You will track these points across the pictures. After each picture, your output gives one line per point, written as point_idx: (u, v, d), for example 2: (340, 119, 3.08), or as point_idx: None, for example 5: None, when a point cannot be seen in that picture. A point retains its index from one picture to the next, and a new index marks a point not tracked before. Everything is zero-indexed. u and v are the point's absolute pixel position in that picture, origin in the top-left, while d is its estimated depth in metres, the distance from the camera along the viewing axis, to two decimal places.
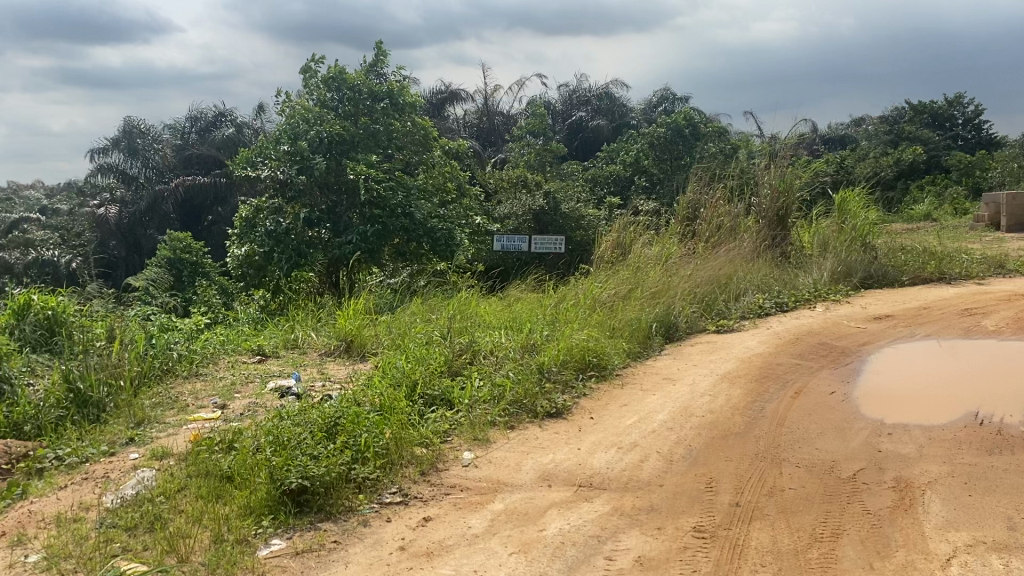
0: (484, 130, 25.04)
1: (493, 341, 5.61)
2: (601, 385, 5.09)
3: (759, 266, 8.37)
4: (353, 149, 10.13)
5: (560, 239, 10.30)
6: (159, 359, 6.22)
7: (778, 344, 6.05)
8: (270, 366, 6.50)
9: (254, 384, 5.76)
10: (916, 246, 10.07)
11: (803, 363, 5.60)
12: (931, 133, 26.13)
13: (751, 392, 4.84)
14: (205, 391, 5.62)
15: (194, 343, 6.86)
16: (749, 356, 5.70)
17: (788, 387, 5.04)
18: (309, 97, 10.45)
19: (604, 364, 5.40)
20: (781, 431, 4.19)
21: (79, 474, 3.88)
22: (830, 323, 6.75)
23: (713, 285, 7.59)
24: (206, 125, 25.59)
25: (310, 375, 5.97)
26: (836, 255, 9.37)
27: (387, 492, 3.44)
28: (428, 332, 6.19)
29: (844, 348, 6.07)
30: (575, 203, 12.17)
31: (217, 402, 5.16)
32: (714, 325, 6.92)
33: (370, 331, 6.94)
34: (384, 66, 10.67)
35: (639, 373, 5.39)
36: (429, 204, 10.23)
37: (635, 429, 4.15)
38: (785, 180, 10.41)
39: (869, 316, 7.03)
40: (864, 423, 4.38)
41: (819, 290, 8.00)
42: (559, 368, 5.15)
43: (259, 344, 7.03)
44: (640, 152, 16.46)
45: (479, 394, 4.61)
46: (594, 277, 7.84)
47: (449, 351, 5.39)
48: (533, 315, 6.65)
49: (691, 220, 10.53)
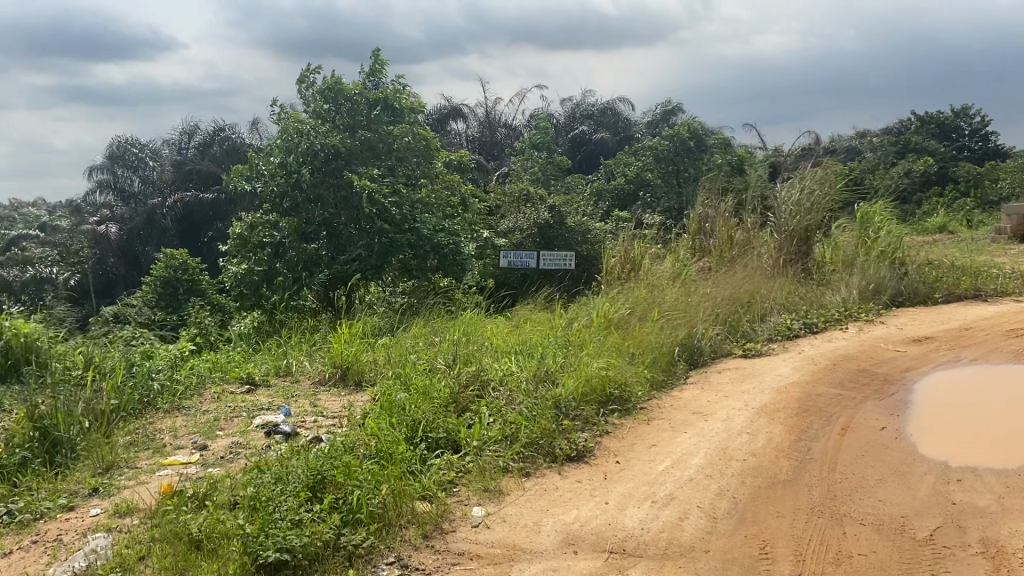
0: (485, 144, 24.60)
1: (503, 370, 5.09)
2: (625, 422, 4.57)
3: (783, 284, 7.85)
4: (351, 162, 9.62)
5: (571, 257, 9.85)
6: (140, 391, 5.71)
7: (814, 371, 5.52)
8: (260, 397, 5.97)
9: (240, 419, 5.24)
10: (943, 261, 9.54)
11: (845, 394, 5.07)
12: (938, 144, 25.68)
13: (793, 429, 4.32)
14: (186, 427, 5.09)
15: (178, 371, 6.33)
16: (784, 385, 5.17)
17: (834, 423, 4.51)
18: (304, 108, 9.99)
19: (626, 397, 4.88)
20: (835, 479, 3.67)
21: (30, 536, 3.36)
22: (867, 347, 6.21)
23: (735, 305, 7.07)
24: (204, 140, 25.16)
25: (302, 409, 5.45)
26: (862, 271, 8.85)
27: (383, 563, 2.95)
28: (431, 360, 5.68)
29: (886, 375, 5.53)
30: (582, 217, 11.74)
31: (197, 442, 4.63)
32: (740, 348, 6.39)
33: (369, 357, 6.43)
34: (382, 76, 10.22)
35: (666, 407, 4.86)
36: (434, 218, 9.69)
37: (668, 477, 3.63)
38: (805, 192, 9.90)
39: (908, 338, 6.49)
40: (928, 466, 3.85)
41: (849, 309, 7.47)
42: (577, 402, 4.62)
43: (248, 372, 6.51)
44: (645, 167, 15.96)
45: (489, 434, 4.09)
46: (607, 296, 7.32)
47: (454, 382, 4.86)
48: (545, 338, 6.13)
49: (705, 235, 9.99)
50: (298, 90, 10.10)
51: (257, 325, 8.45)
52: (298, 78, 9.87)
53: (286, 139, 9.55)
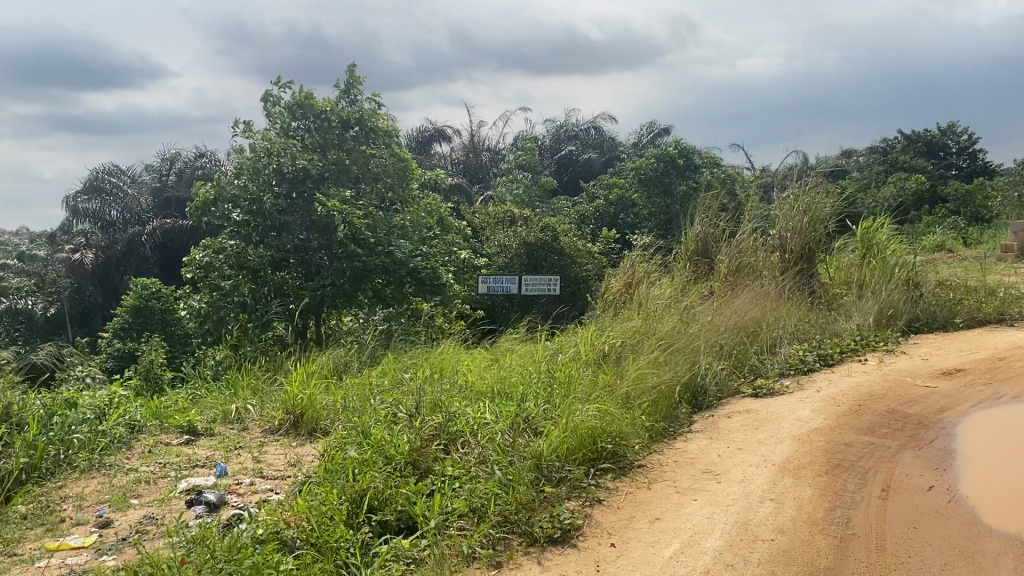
0: (471, 166, 23.95)
1: (476, 420, 4.33)
2: (621, 484, 3.79)
3: (792, 309, 7.09)
4: (323, 183, 8.79)
5: (556, 281, 9.10)
6: (53, 447, 4.89)
7: (838, 414, 4.74)
8: (197, 451, 5.18)
9: (165, 480, 4.44)
10: (957, 282, 8.89)
11: (878, 444, 4.30)
12: (926, 163, 25.30)
13: (825, 494, 3.55)
14: (100, 491, 4.29)
15: (105, 420, 5.49)
16: (805, 433, 4.40)
17: (871, 483, 3.73)
18: (270, 126, 9.19)
19: (621, 453, 4.11)
20: (887, 563, 2.91)
21: None
22: (893, 383, 5.46)
23: (741, 335, 6.31)
24: (183, 166, 24.51)
25: (240, 467, 4.69)
26: (876, 293, 8.18)
27: None
28: (394, 406, 4.88)
29: (920, 417, 4.77)
30: (573, 238, 11.11)
31: (102, 515, 3.82)
32: (750, 387, 5.65)
33: (326, 400, 5.66)
34: (359, 92, 9.48)
35: (668, 463, 4.08)
36: (410, 244, 8.87)
37: (679, 570, 2.86)
38: (815, 210, 9.16)
39: (937, 372, 5.74)
40: (998, 543, 3.08)
41: (865, 337, 6.73)
42: (564, 462, 3.86)
43: (189, 419, 5.71)
44: (630, 189, 15.30)
45: (453, 507, 3.34)
46: (600, 324, 6.55)
47: (415, 434, 4.07)
48: (526, 375, 5.37)
49: (703, 257, 9.31)
50: (265, 107, 9.24)
51: (231, 347, 7.59)
52: (263, 94, 9.04)
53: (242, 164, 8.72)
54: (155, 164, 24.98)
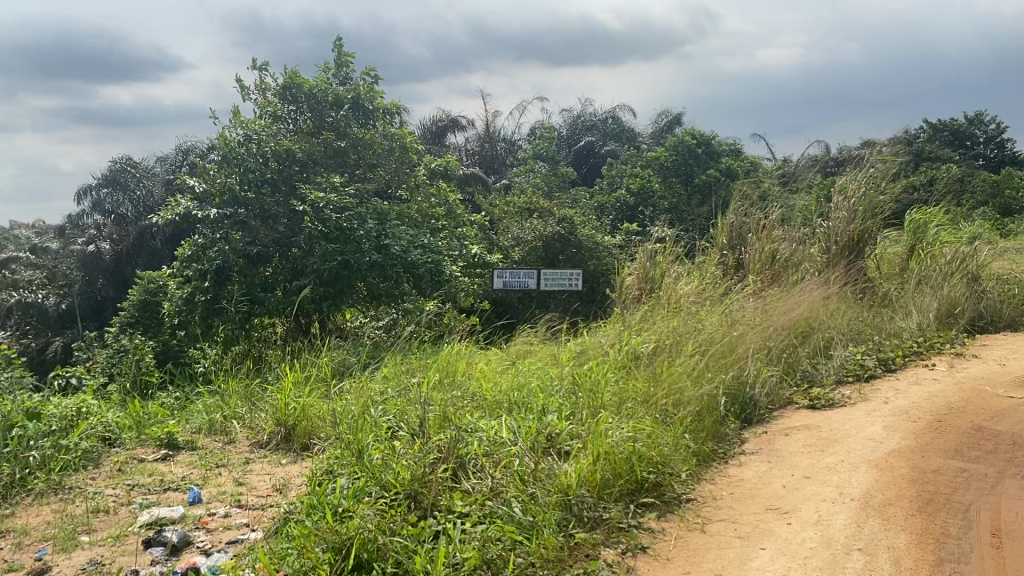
0: (486, 157, 23.21)
1: (491, 442, 3.66)
2: (669, 526, 3.12)
3: (844, 305, 6.34)
4: (310, 168, 8.31)
5: (577, 275, 8.45)
6: (5, 468, 4.25)
7: (916, 433, 4.02)
8: (171, 470, 4.53)
9: (129, 510, 3.79)
10: (1015, 275, 8.17)
11: (972, 470, 3.57)
12: (953, 152, 24.41)
13: (924, 542, 2.85)
14: (51, 523, 3.65)
15: (72, 433, 4.85)
16: (882, 457, 3.70)
17: (978, 526, 3.00)
18: (257, 113, 8.54)
19: (664, 484, 3.43)
20: None
21: None
22: (971, 393, 4.72)
23: (790, 336, 5.58)
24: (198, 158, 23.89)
25: (218, 491, 4.06)
26: (935, 288, 7.47)
27: None
28: (396, 423, 4.21)
29: (1014, 436, 4.01)
30: (592, 230, 10.46)
31: (43, 560, 3.17)
32: (805, 398, 4.94)
33: (321, 409, 5.01)
34: (351, 70, 8.82)
35: (723, 497, 3.39)
36: (411, 234, 8.23)
37: None
38: (867, 198, 8.36)
39: (1017, 380, 4.99)
40: None
41: (927, 338, 6.00)
42: (597, 499, 3.20)
43: (169, 431, 5.07)
44: (650, 178, 14.60)
45: (463, 555, 2.69)
46: (627, 321, 5.86)
47: (415, 458, 3.41)
48: (546, 384, 4.70)
49: (736, 250, 8.54)
50: (244, 93, 8.54)
51: (221, 346, 6.96)
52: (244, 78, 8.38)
53: (226, 150, 8.03)
54: (169, 157, 24.26)
